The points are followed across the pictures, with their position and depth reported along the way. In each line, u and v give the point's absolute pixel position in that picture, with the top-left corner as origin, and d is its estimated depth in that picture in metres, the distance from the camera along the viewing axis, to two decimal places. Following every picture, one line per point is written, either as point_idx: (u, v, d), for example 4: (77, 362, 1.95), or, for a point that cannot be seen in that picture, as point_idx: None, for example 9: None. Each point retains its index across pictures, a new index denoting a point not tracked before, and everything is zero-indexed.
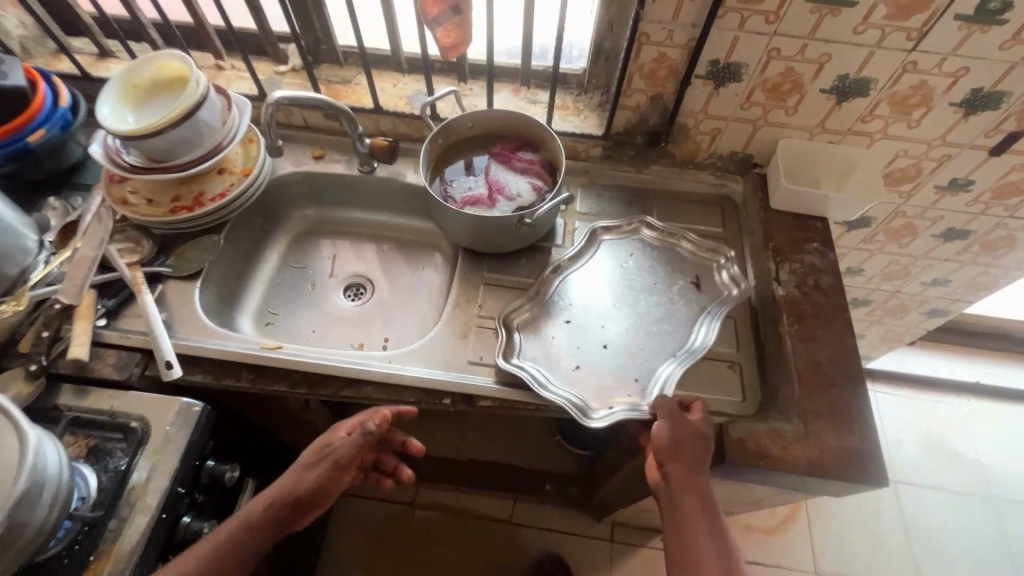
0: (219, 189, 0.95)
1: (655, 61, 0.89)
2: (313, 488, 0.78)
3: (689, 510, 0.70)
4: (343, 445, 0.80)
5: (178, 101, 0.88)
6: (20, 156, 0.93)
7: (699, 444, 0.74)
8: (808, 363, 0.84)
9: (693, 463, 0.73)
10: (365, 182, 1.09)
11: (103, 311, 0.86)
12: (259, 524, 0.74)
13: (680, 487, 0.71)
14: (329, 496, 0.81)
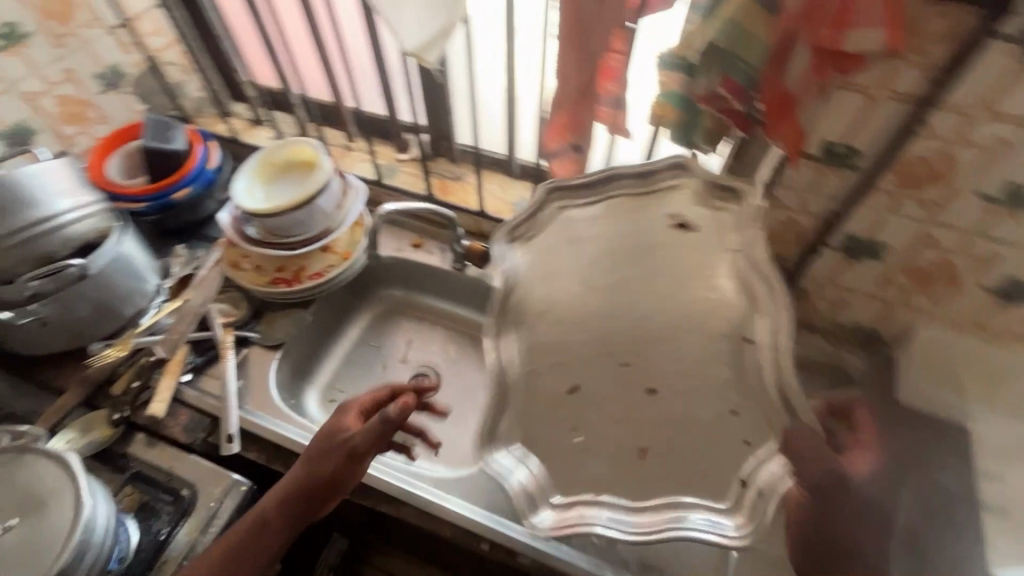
0: (319, 268, 0.99)
1: (782, 222, 0.81)
2: (325, 479, 0.67)
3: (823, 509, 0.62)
4: (357, 434, 0.68)
5: (302, 186, 0.94)
6: (165, 209, 1.03)
7: (826, 523, 0.62)
8: None
9: (824, 466, 0.58)
10: (455, 276, 1.10)
11: (190, 367, 0.91)
12: (271, 527, 0.67)
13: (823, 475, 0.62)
14: (347, 483, 0.69)
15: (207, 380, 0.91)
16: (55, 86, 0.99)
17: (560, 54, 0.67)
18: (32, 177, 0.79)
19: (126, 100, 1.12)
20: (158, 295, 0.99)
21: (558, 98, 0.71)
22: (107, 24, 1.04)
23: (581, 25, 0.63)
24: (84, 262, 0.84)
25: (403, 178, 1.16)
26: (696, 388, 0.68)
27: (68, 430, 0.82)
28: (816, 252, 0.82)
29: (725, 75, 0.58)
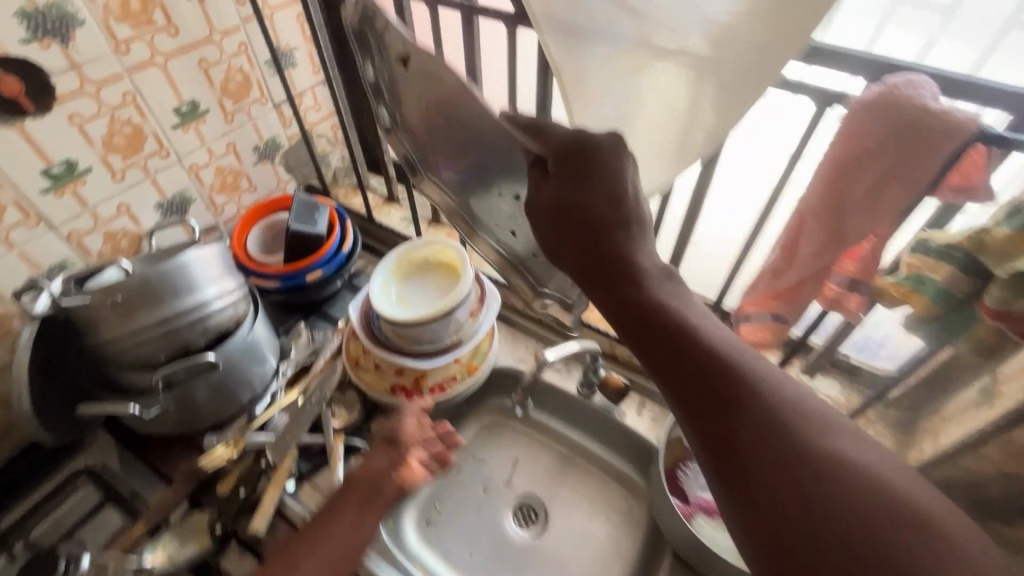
0: (440, 379, 0.92)
1: None
2: (376, 481, 0.76)
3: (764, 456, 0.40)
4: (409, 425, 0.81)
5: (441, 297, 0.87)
6: (296, 289, 1.01)
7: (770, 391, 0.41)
8: None
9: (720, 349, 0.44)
10: (578, 403, 0.99)
11: (295, 475, 0.85)
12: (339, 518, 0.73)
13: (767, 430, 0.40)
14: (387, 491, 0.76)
15: (309, 490, 0.85)
16: (217, 159, 1.00)
17: (800, 228, 0.56)
18: (187, 264, 0.76)
19: (275, 169, 1.13)
20: (275, 381, 0.94)
21: (778, 269, 0.60)
22: (274, 101, 1.05)
23: (842, 208, 0.52)
24: (216, 353, 0.81)
25: None
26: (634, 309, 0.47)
27: (168, 535, 0.78)
28: None
29: None
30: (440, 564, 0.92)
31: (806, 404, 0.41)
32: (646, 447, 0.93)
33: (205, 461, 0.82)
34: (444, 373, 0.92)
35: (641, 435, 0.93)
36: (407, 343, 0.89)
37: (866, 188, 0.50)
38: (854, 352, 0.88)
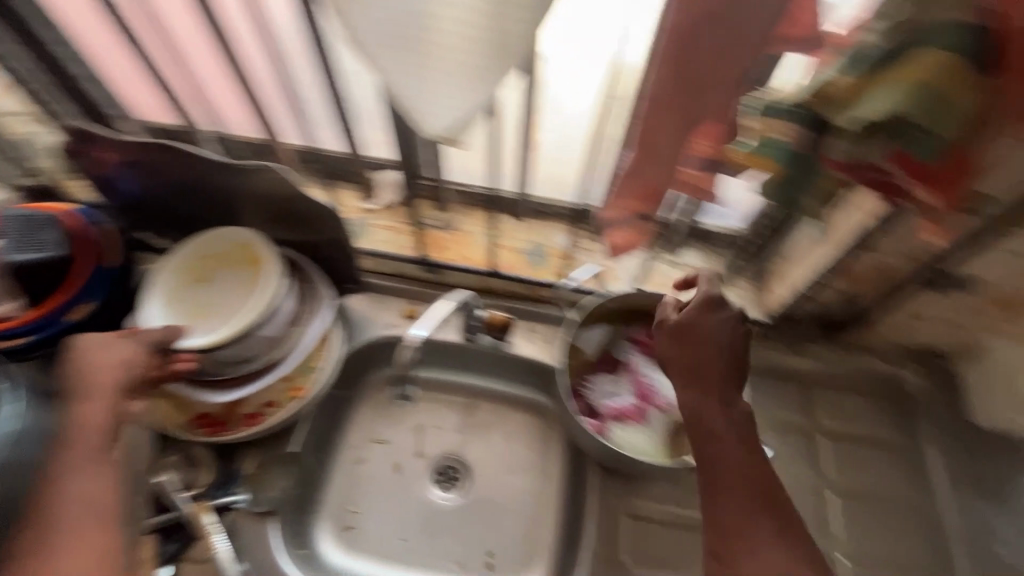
0: (258, 404, 0.74)
1: (868, 265, 0.71)
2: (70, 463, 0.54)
3: (721, 489, 0.59)
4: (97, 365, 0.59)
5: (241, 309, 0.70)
6: (62, 337, 0.74)
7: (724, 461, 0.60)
8: None
9: (715, 398, 0.62)
10: (465, 348, 0.91)
11: (164, 559, 0.68)
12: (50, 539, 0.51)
13: (716, 463, 0.59)
14: (87, 466, 0.54)
15: (192, 567, 0.70)
16: None
17: (650, 115, 0.48)
18: None
19: None
20: None
21: (636, 170, 0.54)
22: None
23: (693, 87, 0.46)
24: None
25: (377, 232, 0.91)
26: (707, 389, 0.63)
27: None
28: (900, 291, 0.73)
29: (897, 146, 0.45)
30: (374, 564, 0.84)
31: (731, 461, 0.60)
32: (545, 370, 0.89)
33: None
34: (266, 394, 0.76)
35: (538, 360, 0.88)
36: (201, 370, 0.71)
37: (707, 59, 0.43)
38: (706, 218, 0.87)
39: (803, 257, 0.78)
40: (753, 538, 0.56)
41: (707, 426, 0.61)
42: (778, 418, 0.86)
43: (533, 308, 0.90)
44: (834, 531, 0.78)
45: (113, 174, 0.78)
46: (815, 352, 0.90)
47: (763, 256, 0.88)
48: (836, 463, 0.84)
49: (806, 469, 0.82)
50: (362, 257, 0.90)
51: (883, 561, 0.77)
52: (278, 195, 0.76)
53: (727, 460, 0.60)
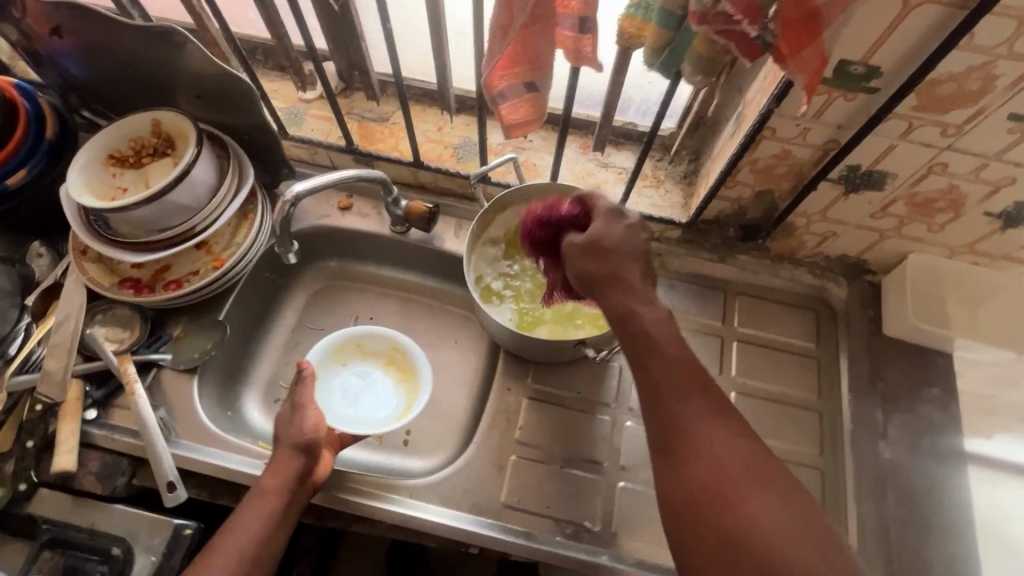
0: (183, 273, 0.81)
1: (776, 157, 0.69)
2: None
3: (683, 444, 0.48)
4: None
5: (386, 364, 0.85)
6: (1, 200, 0.79)
7: (687, 403, 0.49)
8: (893, 540, 0.72)
9: (660, 345, 0.52)
10: (395, 242, 0.94)
11: (91, 403, 0.74)
12: None
13: (673, 414, 0.49)
14: None
15: (118, 414, 0.75)
16: None
17: None
18: None
19: None
20: (24, 315, 0.79)
21: (504, 22, 0.53)
22: None
23: None
24: None
25: (311, 122, 0.92)
26: (642, 338, 0.53)
27: None
28: (813, 189, 0.71)
29: None
30: None
31: (692, 410, 0.49)
32: None
33: None
34: (192, 263, 0.81)
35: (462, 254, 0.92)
36: (126, 233, 0.76)
37: None
38: (639, 119, 0.87)
39: (719, 156, 0.77)
40: (737, 480, 0.46)
41: (664, 373, 0.51)
42: (690, 321, 0.88)
43: (461, 205, 0.92)
44: None
45: (51, 48, 0.81)
46: (738, 261, 0.89)
47: (691, 160, 0.87)
48: (743, 366, 0.85)
49: (710, 368, 0.85)
50: (296, 145, 0.92)
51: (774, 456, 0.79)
52: (199, 70, 0.78)
53: (689, 415, 0.49)
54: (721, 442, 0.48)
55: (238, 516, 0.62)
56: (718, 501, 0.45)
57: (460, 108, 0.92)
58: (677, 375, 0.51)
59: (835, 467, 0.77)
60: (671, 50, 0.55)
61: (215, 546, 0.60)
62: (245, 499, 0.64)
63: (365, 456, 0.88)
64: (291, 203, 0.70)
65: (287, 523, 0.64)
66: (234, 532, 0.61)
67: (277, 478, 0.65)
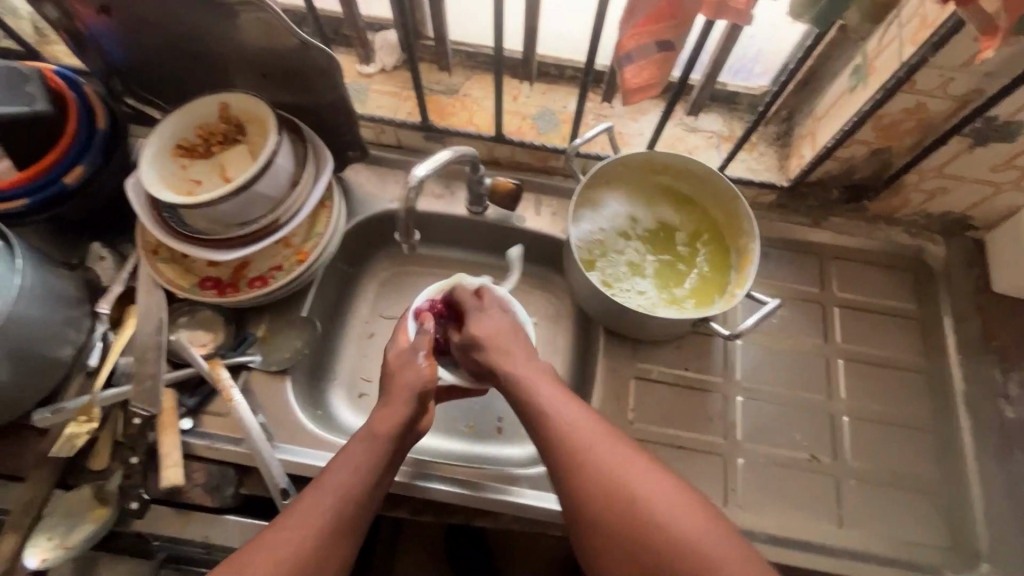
0: (265, 269, 0.76)
1: (905, 112, 0.65)
2: None
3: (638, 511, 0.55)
4: None
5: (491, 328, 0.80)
6: (60, 200, 0.73)
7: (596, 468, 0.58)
8: (1011, 498, 0.72)
9: (588, 437, 0.60)
10: (472, 223, 0.88)
11: (186, 411, 0.70)
12: None
13: (604, 483, 0.57)
14: None
15: (212, 421, 0.71)
16: None
17: None
18: None
19: None
20: (99, 323, 0.74)
21: None
22: None
23: None
24: None
25: (377, 98, 0.86)
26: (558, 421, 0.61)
27: (51, 526, 0.64)
28: (938, 145, 0.68)
29: None
30: None
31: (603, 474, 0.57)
32: (553, 243, 0.86)
33: (61, 451, 0.65)
34: (273, 259, 0.76)
35: (546, 232, 0.85)
36: (205, 230, 0.70)
37: None
38: (731, 78, 0.82)
39: (830, 113, 0.73)
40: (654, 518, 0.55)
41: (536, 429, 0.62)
42: (789, 288, 0.84)
43: (542, 180, 0.87)
44: (839, 393, 0.79)
45: (95, 29, 0.72)
46: (832, 224, 0.86)
47: (787, 119, 0.82)
48: (846, 332, 0.82)
49: (813, 337, 0.82)
50: (362, 125, 0.86)
51: (888, 421, 0.77)
52: (265, 47, 0.71)
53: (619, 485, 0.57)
54: (670, 501, 0.56)
55: (347, 451, 0.60)
56: (643, 513, 0.55)
57: (536, 75, 0.86)
58: (594, 445, 0.59)
59: (949, 428, 0.77)
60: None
61: (323, 475, 0.58)
62: (354, 435, 0.62)
63: (456, 446, 0.83)
64: (414, 187, 0.66)
65: (391, 467, 0.62)
66: (341, 466, 0.59)
67: (388, 422, 0.62)
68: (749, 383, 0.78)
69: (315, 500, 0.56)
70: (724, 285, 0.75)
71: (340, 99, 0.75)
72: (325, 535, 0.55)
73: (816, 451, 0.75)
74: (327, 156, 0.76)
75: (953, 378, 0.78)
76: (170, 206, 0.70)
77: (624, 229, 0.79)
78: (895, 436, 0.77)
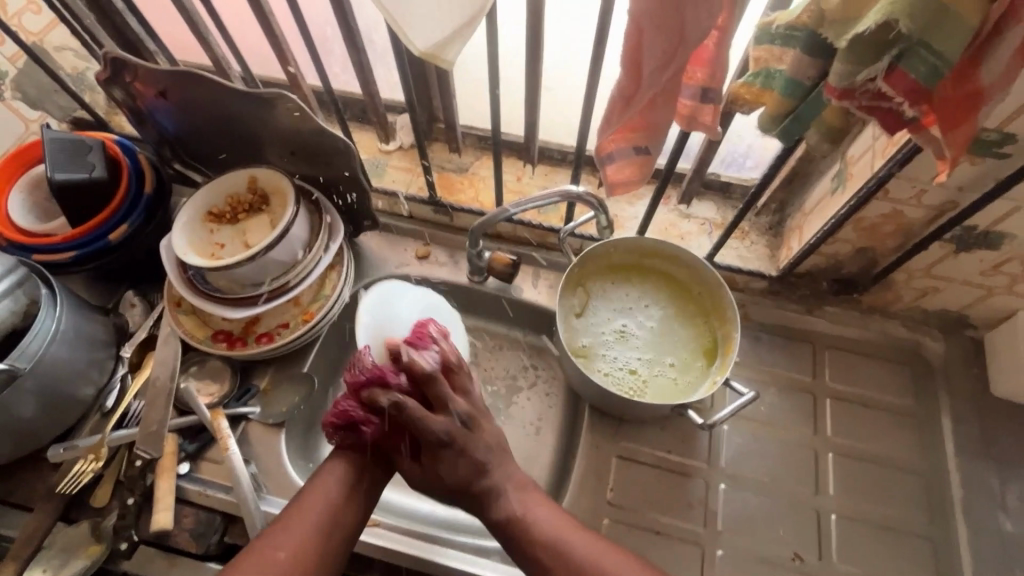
0: (273, 325, 0.82)
1: (884, 215, 0.68)
2: None
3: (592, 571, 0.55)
4: None
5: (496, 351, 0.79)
6: (102, 255, 0.81)
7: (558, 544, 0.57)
8: None
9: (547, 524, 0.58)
10: (472, 290, 0.92)
11: (185, 457, 0.74)
12: None
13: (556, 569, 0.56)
14: None
15: (207, 467, 0.75)
16: None
17: (640, 36, 0.48)
18: None
19: None
20: (120, 365, 0.81)
21: (627, 95, 0.52)
22: None
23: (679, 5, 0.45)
24: (14, 356, 0.68)
25: (393, 172, 0.94)
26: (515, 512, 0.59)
27: (47, 560, 0.69)
28: (921, 247, 0.69)
29: (893, 64, 0.42)
30: None
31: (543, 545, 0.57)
32: (547, 314, 0.89)
33: (69, 487, 0.71)
34: (282, 317, 0.82)
35: (541, 304, 0.89)
36: (222, 290, 0.77)
37: None
38: (724, 169, 0.86)
39: (816, 210, 0.75)
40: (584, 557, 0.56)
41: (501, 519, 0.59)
42: (780, 376, 0.84)
43: (540, 254, 0.92)
44: (828, 488, 0.77)
45: (153, 106, 0.82)
46: (827, 313, 0.86)
47: (779, 210, 0.85)
48: (838, 425, 0.80)
49: (803, 427, 0.80)
50: (378, 197, 0.93)
51: (879, 523, 0.75)
52: (294, 128, 0.79)
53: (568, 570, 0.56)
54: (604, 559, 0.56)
55: (321, 475, 0.61)
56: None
57: (539, 158, 0.92)
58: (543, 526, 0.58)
59: (945, 537, 0.73)
60: (793, 117, 0.53)
61: (297, 503, 0.58)
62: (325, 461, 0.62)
63: (437, 509, 0.84)
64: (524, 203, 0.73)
65: (367, 490, 0.62)
66: (318, 490, 0.59)
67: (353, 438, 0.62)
68: (734, 470, 0.78)
69: (292, 526, 0.56)
70: (706, 371, 0.77)
71: (355, 173, 0.82)
72: (315, 548, 0.56)
73: (801, 549, 0.73)
74: (339, 227, 0.83)
75: (951, 484, 0.76)
76: (194, 266, 0.78)
77: (611, 314, 0.81)
78: (887, 542, 0.74)
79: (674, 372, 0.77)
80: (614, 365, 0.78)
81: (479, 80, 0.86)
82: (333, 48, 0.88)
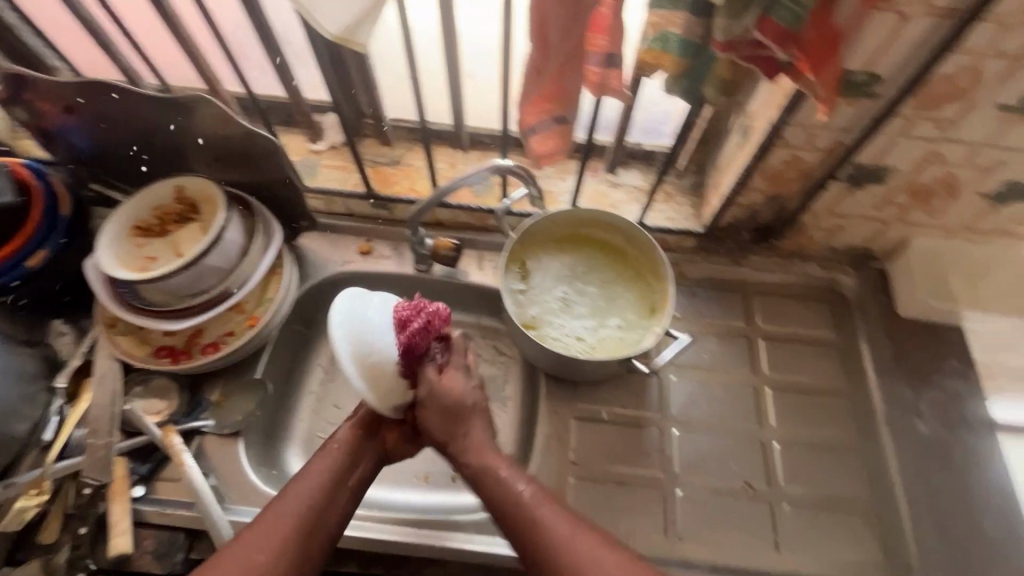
0: (218, 334, 0.80)
1: (786, 163, 0.75)
2: None
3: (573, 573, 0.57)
4: None
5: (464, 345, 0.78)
6: (20, 284, 0.77)
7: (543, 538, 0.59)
8: (934, 511, 0.76)
9: (544, 518, 0.60)
10: (419, 279, 0.93)
11: (138, 479, 0.72)
12: None
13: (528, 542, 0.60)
14: None
15: (164, 487, 0.73)
16: None
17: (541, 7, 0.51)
18: None
19: None
20: (55, 397, 0.77)
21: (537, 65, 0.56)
22: None
23: None
24: None
25: (326, 172, 0.94)
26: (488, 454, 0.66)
27: None
28: (822, 188, 0.76)
29: (762, 15, 0.47)
30: None
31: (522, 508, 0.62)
32: (495, 293, 0.92)
33: (11, 526, 0.67)
34: (226, 325, 0.81)
35: (488, 285, 0.91)
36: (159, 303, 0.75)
37: None
38: (644, 138, 0.91)
39: (728, 166, 0.82)
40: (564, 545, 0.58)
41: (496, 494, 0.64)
42: (716, 325, 0.90)
43: (482, 237, 0.94)
44: (769, 421, 0.83)
45: (61, 124, 0.79)
46: (753, 262, 0.92)
47: (698, 171, 0.91)
48: (772, 362, 0.87)
49: (742, 369, 0.87)
50: (313, 197, 0.93)
51: (816, 445, 0.81)
52: (217, 133, 0.78)
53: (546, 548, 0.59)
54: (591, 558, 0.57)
55: (312, 461, 0.65)
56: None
57: (470, 144, 0.95)
58: (548, 522, 0.60)
59: (874, 448, 0.81)
60: (690, 74, 0.58)
61: (279, 498, 0.61)
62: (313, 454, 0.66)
63: (408, 497, 0.84)
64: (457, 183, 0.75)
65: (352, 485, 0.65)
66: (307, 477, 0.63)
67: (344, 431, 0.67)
68: (685, 417, 0.83)
69: (269, 523, 0.59)
70: (647, 326, 0.82)
71: (285, 173, 0.82)
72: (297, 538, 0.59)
73: (751, 478, 0.79)
74: (276, 227, 0.82)
75: (874, 400, 0.83)
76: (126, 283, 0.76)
77: (555, 283, 0.85)
78: (825, 460, 0.81)
79: (619, 329, 0.82)
80: (563, 331, 0.82)
81: (402, 73, 0.88)
82: (249, 51, 0.87)
